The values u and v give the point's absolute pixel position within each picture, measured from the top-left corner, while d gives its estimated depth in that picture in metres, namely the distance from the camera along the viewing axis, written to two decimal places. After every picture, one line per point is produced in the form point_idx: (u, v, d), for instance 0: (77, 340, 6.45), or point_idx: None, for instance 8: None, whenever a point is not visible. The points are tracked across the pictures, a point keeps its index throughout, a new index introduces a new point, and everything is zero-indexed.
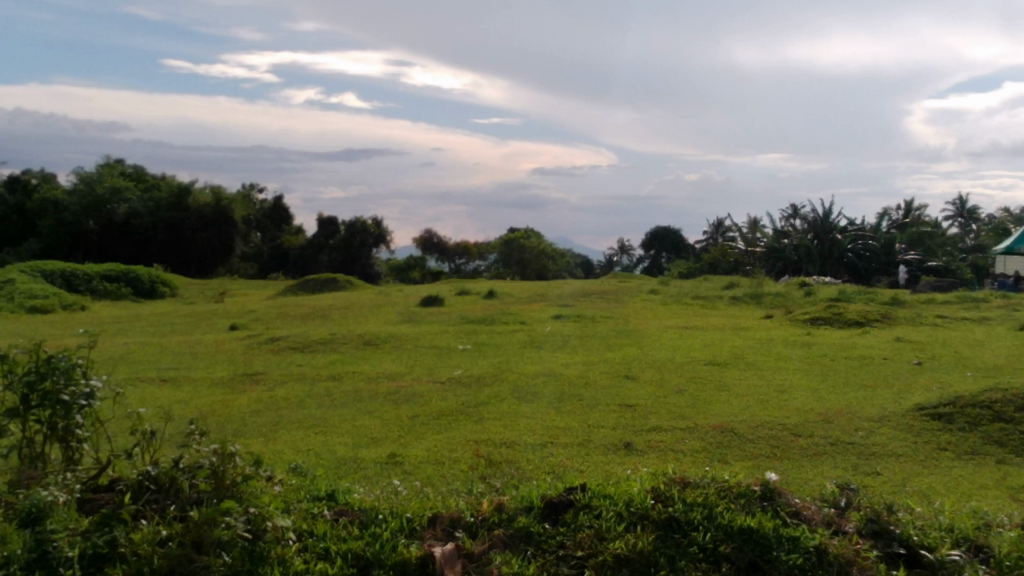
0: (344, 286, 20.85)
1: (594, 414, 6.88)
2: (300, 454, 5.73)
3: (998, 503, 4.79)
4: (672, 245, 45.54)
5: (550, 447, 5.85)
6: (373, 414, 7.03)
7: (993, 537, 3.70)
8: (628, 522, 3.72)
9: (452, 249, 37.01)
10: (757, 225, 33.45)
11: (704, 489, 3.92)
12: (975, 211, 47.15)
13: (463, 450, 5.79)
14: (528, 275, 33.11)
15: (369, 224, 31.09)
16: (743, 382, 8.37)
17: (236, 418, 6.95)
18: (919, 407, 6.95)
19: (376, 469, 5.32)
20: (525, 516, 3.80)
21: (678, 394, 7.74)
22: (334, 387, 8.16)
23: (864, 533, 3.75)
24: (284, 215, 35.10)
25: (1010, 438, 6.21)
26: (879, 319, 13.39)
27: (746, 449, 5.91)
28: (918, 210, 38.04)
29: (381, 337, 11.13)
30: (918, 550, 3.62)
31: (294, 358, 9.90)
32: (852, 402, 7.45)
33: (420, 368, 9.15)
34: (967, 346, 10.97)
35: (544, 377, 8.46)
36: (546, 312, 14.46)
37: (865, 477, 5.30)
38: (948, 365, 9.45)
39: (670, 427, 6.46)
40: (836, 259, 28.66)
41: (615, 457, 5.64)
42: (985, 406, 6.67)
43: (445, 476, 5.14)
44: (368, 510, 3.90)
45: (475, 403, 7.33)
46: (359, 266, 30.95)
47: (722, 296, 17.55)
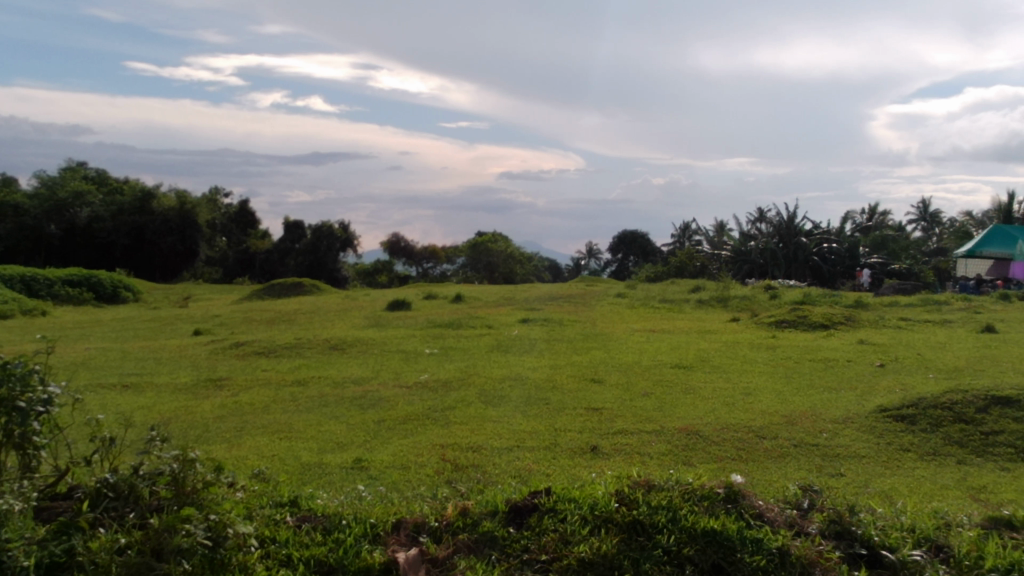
0: (311, 291, 20.76)
1: (560, 418, 6.88)
2: (264, 459, 5.68)
3: (959, 503, 4.85)
4: (639, 249, 45.80)
5: (517, 451, 5.85)
6: (338, 419, 6.99)
7: (953, 537, 3.76)
8: (592, 525, 3.73)
9: (419, 253, 36.94)
10: (723, 230, 33.74)
11: (668, 492, 3.93)
12: (937, 215, 47.77)
13: (429, 454, 5.78)
14: (496, 279, 33.13)
15: (335, 229, 30.95)
16: (708, 385, 8.43)
17: (200, 424, 6.87)
18: (883, 409, 7.03)
19: (342, 474, 5.29)
20: (490, 520, 3.79)
21: (644, 397, 7.78)
22: (299, 391, 8.12)
23: (827, 535, 3.78)
24: (250, 220, 34.80)
25: (970, 439, 6.30)
26: (842, 321, 13.54)
27: (712, 451, 5.95)
28: (881, 215, 38.47)
29: (346, 341, 11.08)
30: (880, 551, 3.66)
31: (259, 363, 9.83)
32: (816, 404, 7.52)
33: (387, 372, 9.11)
34: (929, 348, 11.16)
35: (511, 381, 8.47)
36: (513, 316, 14.48)
37: (828, 479, 5.34)
38: (910, 367, 9.56)
39: (635, 430, 6.48)
40: (801, 262, 28.86)
41: (580, 461, 5.65)
42: (947, 407, 6.75)
43: (411, 481, 5.13)
44: (331, 515, 3.88)
45: (443, 408, 7.32)
46: (324, 270, 30.89)
47: (688, 299, 17.67)
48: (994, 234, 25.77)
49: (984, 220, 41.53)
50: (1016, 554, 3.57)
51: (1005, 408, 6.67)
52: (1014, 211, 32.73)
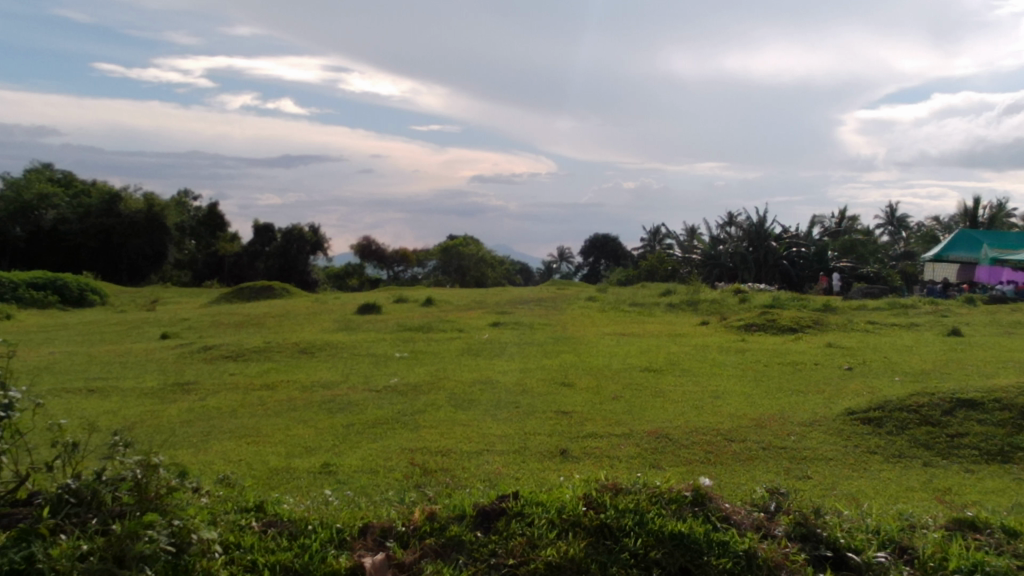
0: (281, 295, 20.65)
1: (530, 422, 6.89)
2: (231, 464, 5.64)
3: (925, 505, 4.90)
4: (610, 253, 45.99)
5: (486, 454, 5.85)
6: (306, 423, 6.95)
7: (917, 539, 3.79)
8: (559, 530, 3.73)
9: (390, 256, 36.83)
10: (694, 234, 33.89)
11: (635, 495, 3.94)
12: (904, 220, 48.19)
13: (398, 458, 5.76)
14: (467, 282, 33.07)
15: (306, 232, 30.79)
16: (679, 389, 8.44)
17: (166, 429, 6.80)
18: (850, 412, 7.08)
19: (310, 479, 5.25)
20: (458, 524, 3.78)
21: (614, 401, 7.80)
22: (267, 395, 8.08)
23: (793, 537, 3.81)
24: (219, 222, 34.29)
25: (936, 441, 6.36)
26: (811, 325, 13.66)
27: (682, 454, 5.97)
28: (850, 219, 38.83)
29: (316, 345, 11.03)
30: (845, 553, 3.69)
31: (227, 366, 9.76)
32: (784, 407, 7.56)
33: (356, 376, 9.07)
34: (896, 350, 11.28)
35: (481, 385, 8.45)
36: (485, 319, 14.48)
37: (796, 481, 5.38)
38: (877, 370, 9.65)
39: (605, 434, 6.50)
40: (771, 266, 29.05)
41: (550, 464, 5.66)
42: (913, 410, 6.82)
43: (381, 485, 5.11)
44: (297, 520, 3.85)
45: (412, 411, 7.30)
46: (295, 274, 30.80)
47: (659, 302, 17.74)
48: (961, 238, 26.01)
49: (950, 225, 41.96)
50: (978, 555, 3.61)
51: (970, 410, 6.75)
52: (980, 216, 33.08)
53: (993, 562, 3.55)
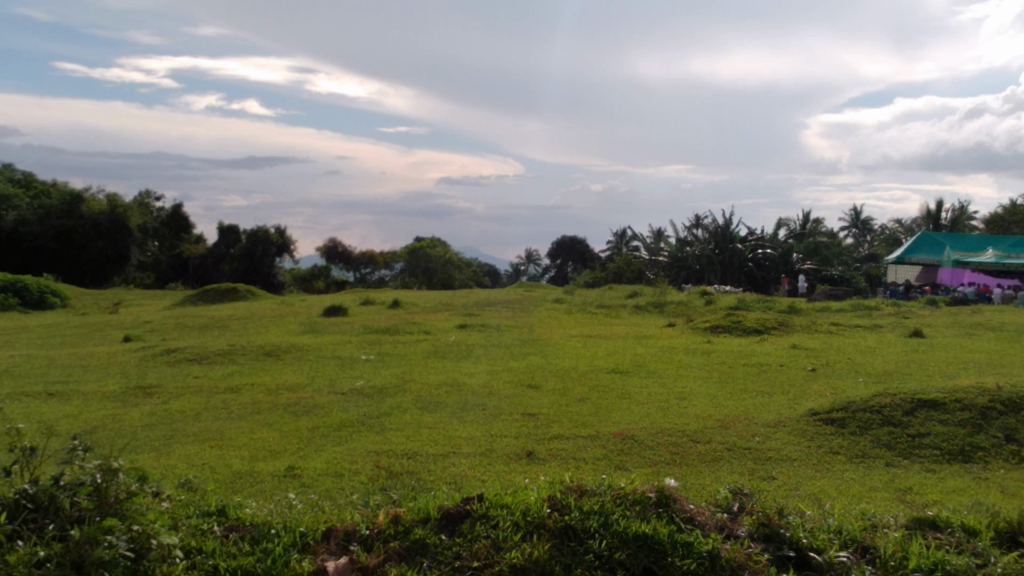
0: (246, 297, 20.51)
1: (497, 424, 6.89)
2: (193, 468, 5.58)
3: (886, 504, 4.97)
4: (578, 255, 46.13)
5: (452, 457, 5.83)
6: (271, 426, 6.89)
7: (879, 538, 3.83)
8: (524, 531, 3.73)
9: (357, 258, 36.67)
10: (661, 236, 33.99)
11: (600, 497, 3.94)
12: (869, 222, 48.62)
13: (363, 461, 5.73)
14: (434, 284, 32.98)
15: (271, 233, 30.59)
16: (644, 390, 8.48)
17: (127, 433, 6.72)
18: (814, 412, 7.15)
19: (274, 483, 5.22)
20: (422, 527, 3.77)
21: (580, 403, 7.81)
22: (231, 398, 8.01)
23: (756, 537, 3.83)
24: (183, 224, 33.91)
25: (898, 442, 6.44)
26: (776, 327, 13.74)
27: (648, 455, 5.99)
28: (815, 223, 39.11)
29: (281, 347, 10.96)
30: (807, 553, 3.72)
31: (191, 369, 9.66)
32: (749, 408, 7.61)
33: (321, 379, 9.01)
34: (859, 352, 11.36)
35: (448, 387, 8.43)
36: (452, 321, 14.44)
37: (760, 481, 5.42)
38: (840, 371, 9.74)
39: (572, 435, 6.52)
40: (736, 268, 29.24)
41: (516, 466, 5.66)
42: (876, 411, 6.89)
43: (345, 488, 5.08)
44: (260, 524, 3.83)
45: (377, 414, 7.26)
46: (260, 275, 30.57)
47: (625, 305, 17.77)
48: (922, 241, 26.13)
49: (914, 228, 42.40)
50: (938, 554, 3.66)
51: (931, 411, 6.84)
52: (943, 219, 33.46)
53: (952, 561, 3.59)
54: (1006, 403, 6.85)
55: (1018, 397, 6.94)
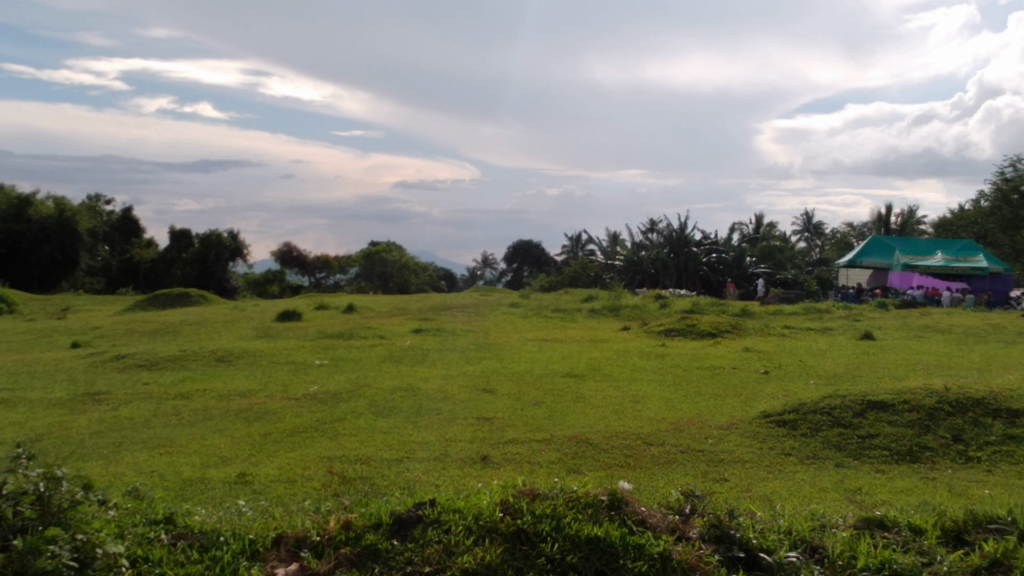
0: (197, 302, 20.27)
1: (450, 429, 6.85)
2: (142, 475, 5.51)
3: (837, 505, 5.03)
4: (533, 260, 46.36)
5: (406, 462, 5.81)
6: (222, 433, 6.83)
7: (827, 538, 3.89)
8: (476, 536, 3.72)
9: (312, 263, 36.38)
10: (617, 240, 34.16)
11: (552, 500, 3.95)
12: (820, 227, 49.31)
13: (316, 467, 5.69)
14: (390, 289, 32.84)
15: (224, 237, 30.30)
16: (599, 393, 8.51)
17: (75, 441, 6.61)
18: (765, 415, 7.21)
19: (224, 489, 5.16)
20: (373, 532, 3.74)
21: (536, 407, 7.82)
22: (182, 405, 7.92)
23: (707, 539, 3.86)
24: (134, 228, 33.48)
25: (848, 442, 6.53)
26: (728, 330, 13.87)
27: (601, 459, 6.01)
28: (766, 226, 39.57)
29: (234, 352, 10.84)
30: (757, 553, 3.76)
31: (141, 376, 9.52)
32: (702, 411, 7.68)
33: (274, 384, 8.92)
34: (810, 355, 11.49)
35: (402, 392, 8.39)
36: (407, 326, 14.39)
37: (712, 484, 5.46)
38: (792, 373, 9.89)
39: (526, 439, 6.52)
40: (691, 272, 29.48)
41: (471, 471, 5.64)
42: (826, 412, 6.98)
43: (298, 494, 5.05)
44: (208, 532, 3.79)
45: (331, 420, 7.21)
46: (213, 280, 30.30)
47: (581, 309, 17.84)
48: (872, 245, 26.59)
49: (864, 233, 43.08)
50: (885, 553, 3.71)
51: (880, 412, 6.95)
52: (892, 223, 34.05)
53: (899, 560, 3.65)
54: (953, 403, 6.99)
55: (965, 398, 7.07)
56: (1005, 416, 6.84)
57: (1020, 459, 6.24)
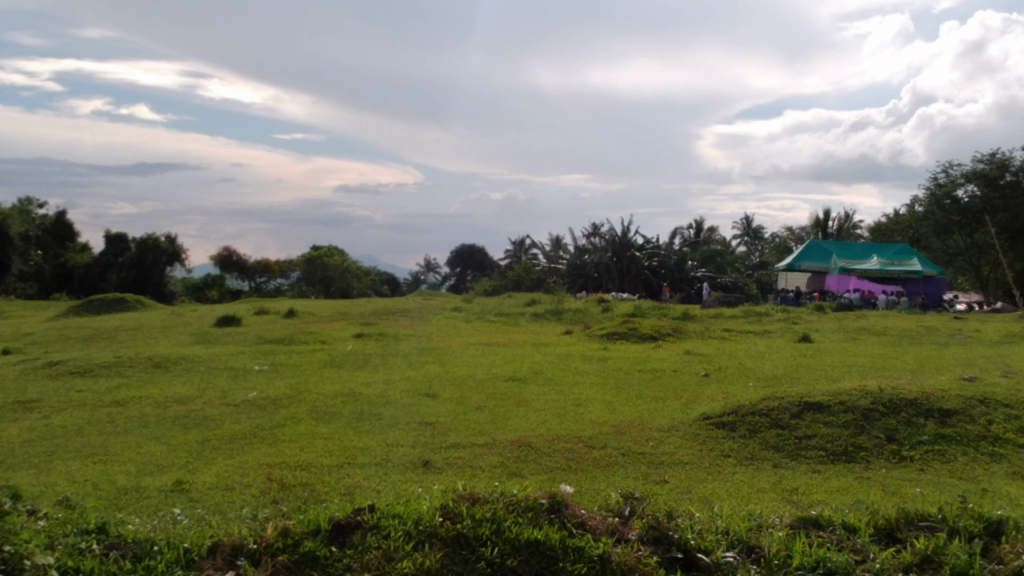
0: (133, 307, 19.91)
1: (392, 434, 6.83)
2: (75, 484, 5.39)
3: (773, 505, 5.10)
4: (476, 264, 46.42)
5: (347, 468, 5.77)
6: (159, 440, 6.72)
7: (764, 538, 3.94)
8: (415, 541, 3.71)
9: (252, 267, 35.96)
10: (560, 244, 34.33)
11: (493, 504, 3.95)
12: (760, 231, 50.04)
13: (254, 474, 5.62)
14: (332, 293, 32.56)
15: (161, 241, 29.82)
16: (541, 397, 8.54)
17: (5, 450, 6.44)
18: (706, 416, 7.30)
19: (161, 498, 5.07)
20: (312, 539, 3.71)
21: (478, 411, 7.81)
22: (117, 412, 7.76)
23: (646, 541, 3.90)
24: (68, 232, 32.69)
25: (785, 443, 6.64)
26: (670, 333, 14.01)
27: (544, 463, 6.02)
28: (707, 231, 40.02)
29: (171, 359, 10.67)
30: (695, 553, 3.80)
31: (74, 383, 9.31)
32: (643, 414, 7.75)
33: (213, 391, 8.81)
34: (749, 358, 11.66)
35: (344, 397, 8.33)
36: (348, 331, 14.27)
37: (652, 486, 5.52)
38: (731, 375, 10.02)
39: (468, 444, 6.52)
40: (633, 275, 29.78)
41: (412, 475, 5.63)
42: (764, 414, 7.08)
43: (236, 502, 4.98)
44: (142, 541, 3.72)
45: (271, 426, 7.13)
46: (150, 285, 29.83)
47: (524, 312, 17.91)
48: (812, 248, 27.05)
49: (803, 236, 43.81)
50: (820, 551, 3.77)
51: (817, 413, 7.08)
52: (829, 227, 34.71)
53: (833, 558, 3.71)
54: (887, 404, 7.14)
55: (899, 399, 7.23)
56: (937, 416, 7.00)
57: (951, 458, 6.40)
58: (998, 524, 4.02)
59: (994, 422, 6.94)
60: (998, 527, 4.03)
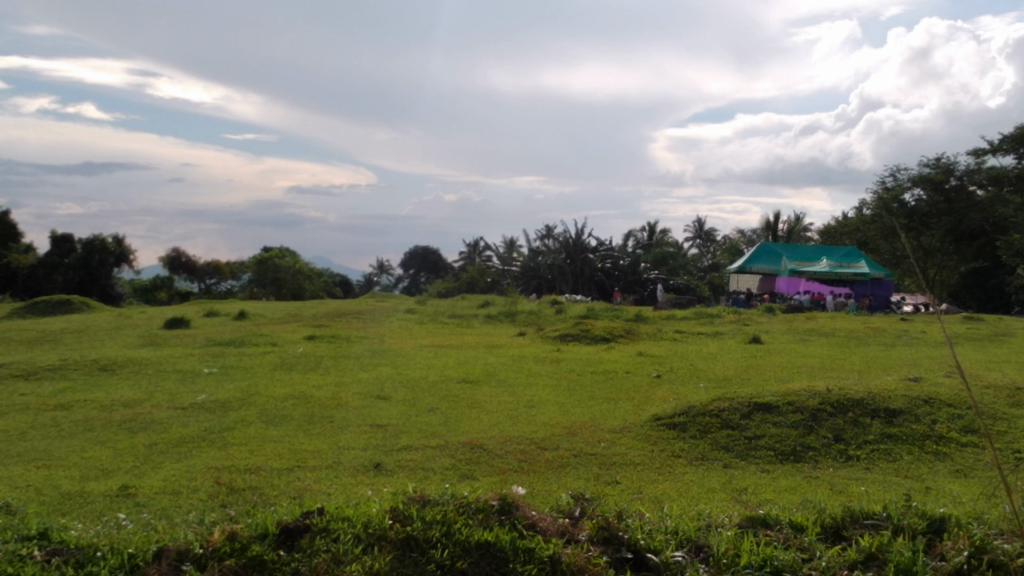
0: (79, 310, 19.57)
1: (344, 437, 6.78)
2: (17, 490, 5.29)
3: (723, 505, 5.14)
4: (429, 266, 46.37)
5: (297, 471, 5.72)
6: (105, 444, 6.61)
7: (712, 537, 3.97)
8: (365, 544, 3.68)
9: (202, 269, 35.58)
10: (513, 246, 34.40)
11: (443, 506, 3.96)
12: (712, 234, 50.49)
13: (203, 478, 5.56)
14: (283, 295, 32.22)
15: (108, 242, 29.52)
16: (494, 399, 8.53)
17: None
18: (657, 417, 7.36)
19: (106, 503, 5.00)
20: (259, 543, 3.67)
21: (430, 413, 7.79)
22: (62, 416, 7.62)
23: (596, 541, 3.92)
24: (10, 233, 31.96)
25: (735, 443, 6.71)
26: (623, 335, 14.09)
27: (495, 464, 6.03)
28: (659, 233, 40.26)
29: (118, 362, 10.50)
30: (644, 554, 3.82)
31: (17, 387, 9.12)
32: (596, 415, 7.79)
33: (160, 394, 8.69)
34: (701, 358, 11.77)
35: (295, 400, 8.27)
36: (300, 333, 14.15)
37: (604, 486, 5.55)
38: (683, 377, 10.09)
39: (420, 446, 6.50)
40: (587, 278, 29.99)
41: (363, 478, 5.59)
42: (714, 415, 7.15)
43: (183, 506, 4.92)
44: (85, 547, 3.67)
45: (220, 429, 7.06)
46: (97, 286, 29.50)
47: (477, 314, 17.88)
48: (761, 252, 27.31)
49: (754, 239, 44.28)
50: (766, 550, 3.81)
51: (766, 413, 7.16)
52: (780, 230, 35.16)
53: (780, 557, 3.75)
54: (834, 404, 7.25)
55: (846, 399, 7.35)
56: (883, 415, 7.12)
57: (897, 458, 6.51)
58: (941, 522, 4.11)
59: (938, 421, 7.07)
60: (940, 524, 4.11)
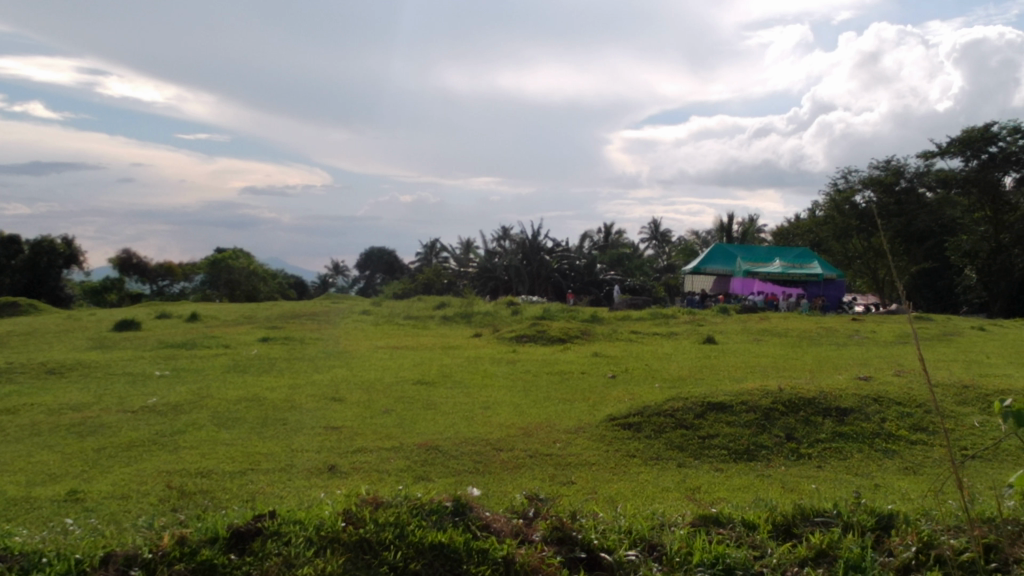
0: (27, 311, 19.17)
1: (298, 439, 6.73)
2: None
3: (676, 504, 5.18)
4: (385, 266, 46.28)
5: (250, 474, 5.67)
6: (52, 448, 6.50)
7: (665, 536, 4.00)
8: (317, 547, 3.66)
9: (153, 270, 35.14)
10: (470, 247, 34.40)
11: (396, 508, 3.94)
12: (667, 235, 50.91)
13: (153, 482, 5.48)
14: (237, 296, 31.89)
15: (57, 243, 29.00)
16: (449, 400, 8.52)
17: None
18: (612, 417, 7.40)
19: (53, 508, 4.91)
20: (209, 547, 3.62)
21: (385, 415, 7.75)
22: (7, 421, 7.47)
23: (550, 541, 3.93)
24: None
25: (689, 443, 6.76)
26: (579, 335, 14.15)
27: (451, 465, 6.03)
28: (615, 234, 40.44)
29: (66, 365, 10.31)
30: (598, 553, 3.84)
31: None
32: (551, 415, 7.81)
33: (110, 397, 8.55)
34: (656, 359, 11.85)
35: (248, 402, 8.19)
36: (254, 335, 14.02)
37: (559, 486, 5.57)
38: (638, 377, 10.15)
39: (375, 448, 6.47)
40: (543, 278, 30.09)
41: (316, 481, 5.55)
42: (669, 415, 7.20)
43: (132, 511, 4.85)
44: (30, 553, 3.60)
45: (171, 432, 6.96)
46: (46, 288, 28.95)
47: (434, 315, 17.84)
48: (715, 251, 27.21)
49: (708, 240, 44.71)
50: (719, 547, 3.84)
51: (719, 413, 7.23)
52: (733, 231, 35.52)
53: (732, 554, 3.78)
54: (786, 403, 7.33)
55: (798, 398, 7.44)
56: (834, 414, 7.22)
57: (847, 455, 6.60)
58: (889, 518, 4.18)
59: (888, 419, 7.18)
60: (888, 520, 4.18)
